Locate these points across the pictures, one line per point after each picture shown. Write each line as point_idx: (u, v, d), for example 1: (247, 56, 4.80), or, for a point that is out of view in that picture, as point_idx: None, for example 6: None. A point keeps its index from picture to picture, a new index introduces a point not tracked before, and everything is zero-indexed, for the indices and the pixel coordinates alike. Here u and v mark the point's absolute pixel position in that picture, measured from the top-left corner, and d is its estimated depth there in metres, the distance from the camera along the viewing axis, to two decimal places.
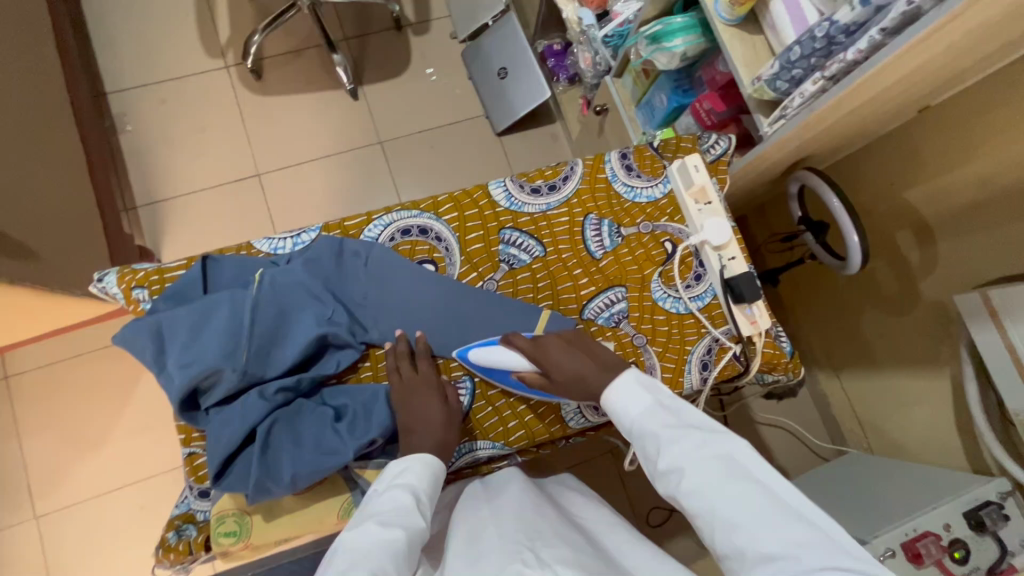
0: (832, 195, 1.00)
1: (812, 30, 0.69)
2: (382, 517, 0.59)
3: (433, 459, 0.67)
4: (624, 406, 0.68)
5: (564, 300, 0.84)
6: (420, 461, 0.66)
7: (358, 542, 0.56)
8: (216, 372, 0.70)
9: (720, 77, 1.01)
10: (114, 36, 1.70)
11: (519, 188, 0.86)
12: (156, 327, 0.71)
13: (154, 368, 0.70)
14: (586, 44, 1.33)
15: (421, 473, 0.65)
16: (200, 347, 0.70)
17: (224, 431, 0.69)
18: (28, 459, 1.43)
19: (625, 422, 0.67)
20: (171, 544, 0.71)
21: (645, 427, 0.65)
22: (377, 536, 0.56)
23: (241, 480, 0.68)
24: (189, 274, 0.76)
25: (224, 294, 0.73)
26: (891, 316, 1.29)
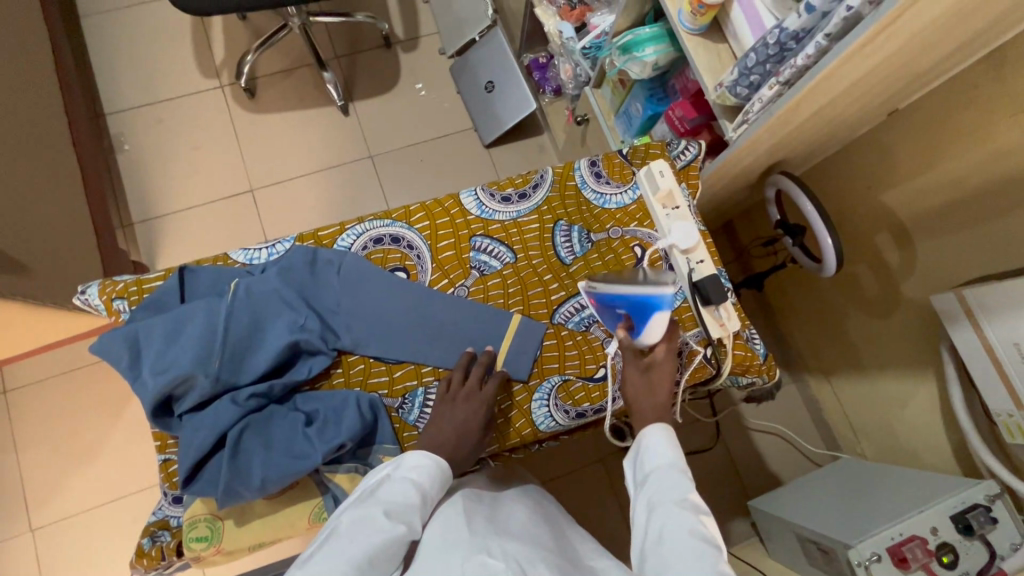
0: (805, 199, 1.01)
1: (765, 37, 0.71)
2: (389, 510, 0.59)
3: (447, 469, 0.67)
4: (654, 450, 0.67)
5: (534, 305, 0.84)
6: (436, 463, 0.66)
7: (356, 531, 0.56)
8: (189, 379, 0.71)
9: (691, 85, 1.03)
10: (113, 60, 1.76)
11: (490, 197, 0.88)
12: (133, 336, 0.73)
13: (129, 375, 0.72)
14: (567, 56, 1.39)
15: (435, 471, 0.66)
16: (174, 354, 0.72)
17: (197, 436, 0.70)
18: (23, 472, 1.46)
19: (644, 466, 0.67)
20: (145, 550, 0.72)
21: (657, 475, 0.65)
22: (381, 523, 0.57)
23: (212, 484, 0.70)
24: (167, 284, 0.78)
25: (199, 303, 0.75)
26: (876, 319, 1.28)
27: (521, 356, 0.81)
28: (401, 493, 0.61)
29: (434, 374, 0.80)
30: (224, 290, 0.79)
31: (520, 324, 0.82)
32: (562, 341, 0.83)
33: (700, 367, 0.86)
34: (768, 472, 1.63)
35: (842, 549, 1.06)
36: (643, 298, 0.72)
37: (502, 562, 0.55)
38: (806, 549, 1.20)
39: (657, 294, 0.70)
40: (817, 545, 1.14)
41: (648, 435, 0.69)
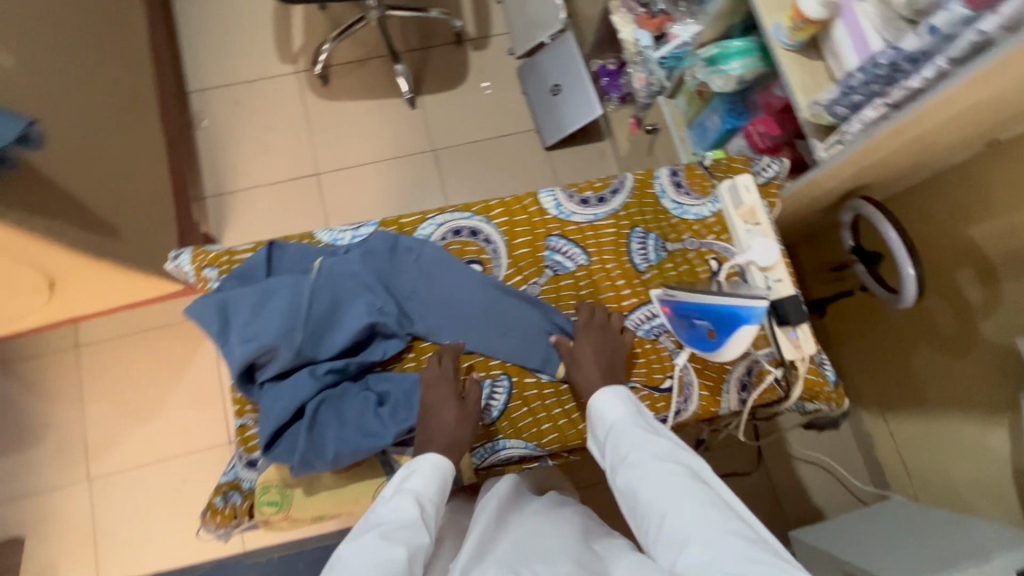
0: (888, 226, 0.98)
1: (876, 57, 0.69)
2: (386, 526, 0.58)
3: (439, 466, 0.66)
4: (607, 408, 0.70)
5: (605, 310, 0.84)
6: (427, 467, 0.65)
7: (356, 556, 0.55)
8: (273, 349, 0.74)
9: (776, 102, 1.00)
10: (200, 40, 1.84)
11: (569, 198, 0.88)
12: (221, 304, 0.76)
13: (217, 340, 0.76)
14: (642, 64, 1.39)
15: (427, 476, 0.65)
16: (260, 324, 0.75)
17: (277, 404, 0.73)
18: (87, 423, 1.54)
19: (603, 423, 0.69)
20: (219, 507, 0.76)
21: (621, 429, 0.67)
22: (379, 545, 0.55)
23: (287, 452, 0.72)
24: (256, 257, 0.81)
25: (288, 278, 0.78)
26: (947, 357, 1.24)
27: None
28: (396, 512, 0.60)
29: (501, 367, 0.82)
30: (308, 268, 0.82)
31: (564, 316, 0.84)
32: (630, 348, 0.83)
33: (769, 389, 0.84)
34: (809, 504, 1.59)
35: None
36: (727, 309, 0.68)
37: None
38: None
39: (746, 306, 0.65)
40: None
41: (597, 401, 0.71)
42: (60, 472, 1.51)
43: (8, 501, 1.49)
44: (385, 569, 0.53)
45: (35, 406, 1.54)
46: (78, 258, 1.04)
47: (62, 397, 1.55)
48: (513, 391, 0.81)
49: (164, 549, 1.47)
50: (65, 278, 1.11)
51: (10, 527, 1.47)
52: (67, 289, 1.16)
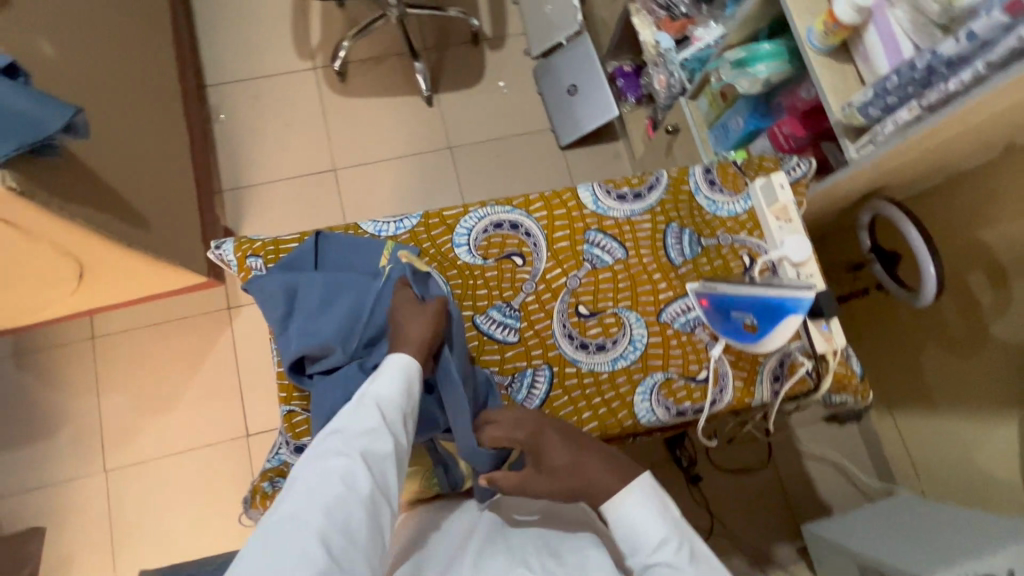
0: (909, 225, 1.02)
1: (912, 61, 0.72)
2: (349, 438, 0.61)
3: (401, 369, 0.67)
4: (637, 525, 0.63)
5: (642, 302, 0.86)
6: (390, 373, 0.67)
7: (320, 465, 0.59)
8: (327, 348, 0.76)
9: (801, 103, 1.04)
10: (217, 34, 1.84)
11: (607, 194, 0.91)
12: (284, 296, 0.79)
13: (278, 330, 0.78)
14: (662, 67, 1.41)
15: (392, 382, 0.66)
16: (319, 322, 0.77)
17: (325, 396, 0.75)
18: (103, 414, 1.54)
19: (632, 540, 0.62)
20: (267, 493, 0.78)
21: (655, 553, 0.61)
22: (336, 461, 0.59)
23: None
24: (303, 248, 0.83)
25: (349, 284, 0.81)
26: (957, 356, 1.27)
27: (626, 349, 0.84)
28: (359, 420, 0.63)
29: (542, 357, 0.84)
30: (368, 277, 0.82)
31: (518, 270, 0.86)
32: (667, 340, 0.85)
33: (800, 380, 0.87)
34: (817, 500, 1.62)
35: None
36: (777, 300, 0.71)
37: None
38: None
39: (795, 297, 0.69)
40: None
41: (626, 519, 0.63)
42: (75, 464, 1.51)
43: (23, 492, 1.48)
44: (350, 481, 0.58)
45: (50, 397, 1.54)
46: (111, 248, 1.04)
47: (77, 389, 1.55)
48: (553, 380, 0.83)
49: (180, 542, 1.47)
50: (95, 268, 1.11)
51: (25, 519, 1.46)
52: (94, 280, 1.16)
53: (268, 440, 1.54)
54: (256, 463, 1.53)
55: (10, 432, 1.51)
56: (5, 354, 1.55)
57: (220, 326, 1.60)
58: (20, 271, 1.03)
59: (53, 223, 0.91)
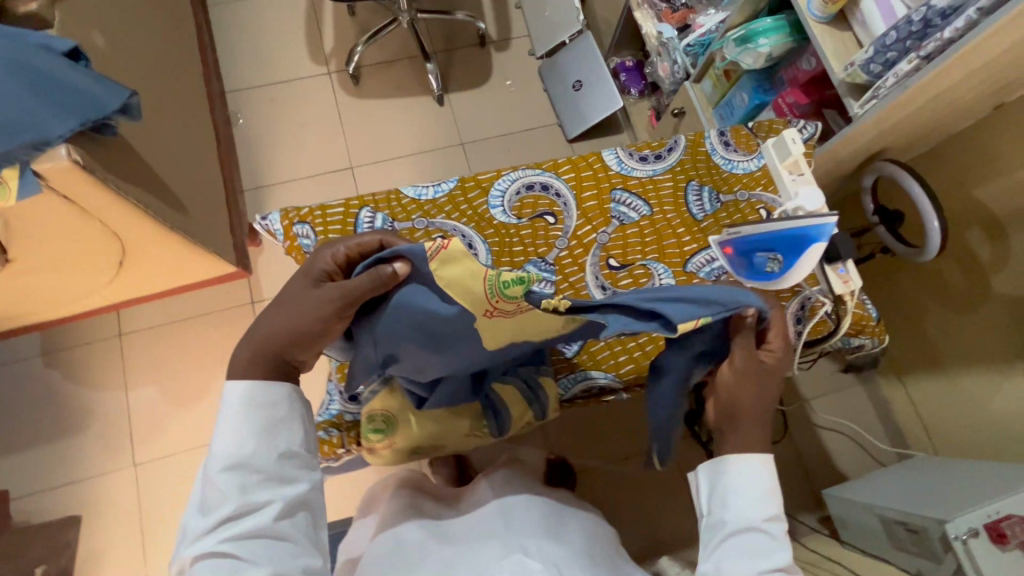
0: (912, 183, 1.08)
1: (909, 15, 0.79)
2: (227, 525, 0.60)
3: (241, 406, 0.62)
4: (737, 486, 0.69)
5: (669, 254, 0.92)
6: (233, 423, 0.62)
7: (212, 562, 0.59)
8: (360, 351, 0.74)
9: (803, 75, 1.11)
10: (234, 43, 1.91)
11: (629, 156, 0.97)
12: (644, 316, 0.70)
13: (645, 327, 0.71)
14: (665, 55, 1.51)
15: (245, 437, 0.62)
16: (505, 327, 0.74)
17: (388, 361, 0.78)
18: (132, 409, 1.56)
19: (738, 501, 0.69)
20: (324, 439, 0.84)
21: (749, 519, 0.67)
22: (224, 542, 0.59)
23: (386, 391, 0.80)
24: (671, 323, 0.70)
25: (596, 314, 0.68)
26: (960, 314, 1.33)
27: None
28: (227, 495, 0.60)
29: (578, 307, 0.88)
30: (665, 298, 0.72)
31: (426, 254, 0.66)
32: None
33: (820, 322, 0.92)
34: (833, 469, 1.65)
35: (935, 525, 1.08)
36: (799, 232, 0.77)
37: (537, 561, 0.73)
38: (890, 531, 1.22)
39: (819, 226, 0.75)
40: (906, 526, 1.17)
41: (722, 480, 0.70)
42: (105, 459, 1.52)
43: (53, 488, 1.49)
44: (247, 563, 0.59)
45: (79, 394, 1.56)
46: (154, 230, 1.09)
47: (105, 385, 1.57)
48: None
49: None
50: (135, 251, 1.15)
51: (55, 515, 1.48)
52: (132, 265, 1.20)
53: None
54: None
55: (39, 429, 1.53)
56: (32, 353, 1.58)
57: (245, 320, 1.64)
58: (66, 255, 1.07)
59: (106, 201, 0.95)
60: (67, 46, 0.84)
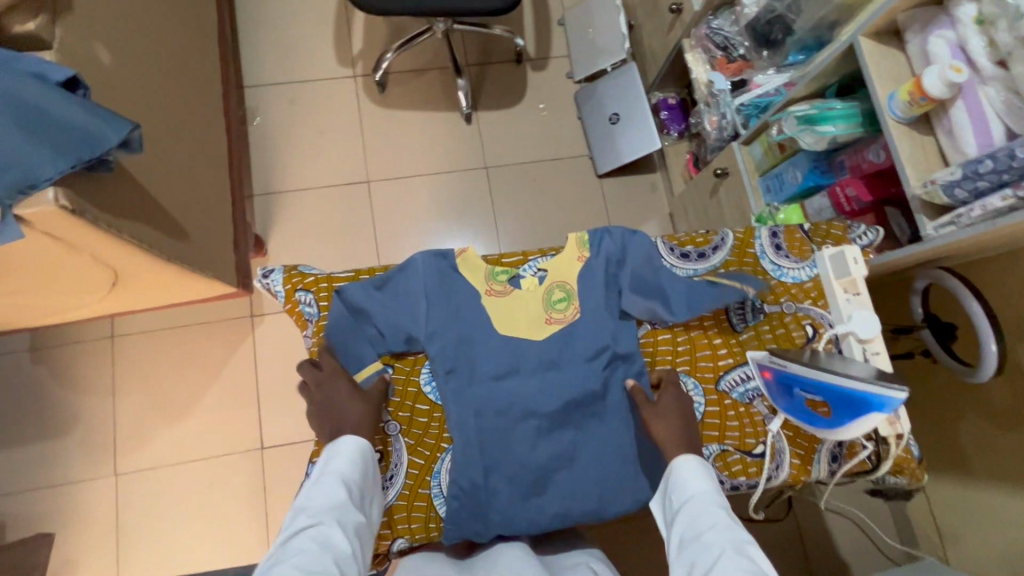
0: (972, 300, 0.98)
1: (1012, 149, 0.71)
2: (303, 515, 0.64)
3: (348, 445, 0.72)
4: (688, 482, 0.68)
5: (701, 368, 0.86)
6: (343, 452, 0.71)
7: (340, 462, 0.70)
8: (495, 456, 0.79)
9: (867, 165, 1.02)
10: (257, 35, 1.81)
11: (670, 250, 0.89)
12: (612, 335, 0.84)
13: (600, 336, 0.84)
14: (714, 107, 1.41)
15: (322, 503, 0.65)
16: (527, 389, 0.82)
17: (462, 435, 0.79)
18: (116, 417, 1.51)
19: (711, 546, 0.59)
20: None
21: (699, 506, 0.65)
22: (327, 497, 0.66)
23: (514, 452, 0.79)
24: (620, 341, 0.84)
25: (555, 281, 0.86)
26: (994, 426, 1.13)
27: None
28: (328, 490, 0.67)
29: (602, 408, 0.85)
30: (647, 282, 0.85)
31: (462, 395, 0.81)
32: (724, 410, 0.84)
33: (858, 461, 0.84)
34: (834, 556, 1.56)
35: None
36: (863, 396, 0.67)
37: None
38: None
39: (885, 395, 0.65)
40: None
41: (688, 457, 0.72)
42: (85, 465, 1.47)
43: (31, 490, 1.45)
44: (335, 507, 0.65)
45: (64, 394, 1.51)
46: (148, 260, 1.01)
47: (93, 389, 1.52)
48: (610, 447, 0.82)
49: (184, 554, 1.44)
50: (128, 277, 1.07)
51: (29, 518, 1.43)
52: (126, 285, 1.12)
53: (282, 455, 1.51)
54: (268, 480, 1.49)
55: (22, 427, 1.49)
56: (21, 347, 1.52)
57: (241, 334, 1.57)
58: (52, 278, 1.00)
59: (95, 237, 0.87)
60: (64, 75, 0.76)
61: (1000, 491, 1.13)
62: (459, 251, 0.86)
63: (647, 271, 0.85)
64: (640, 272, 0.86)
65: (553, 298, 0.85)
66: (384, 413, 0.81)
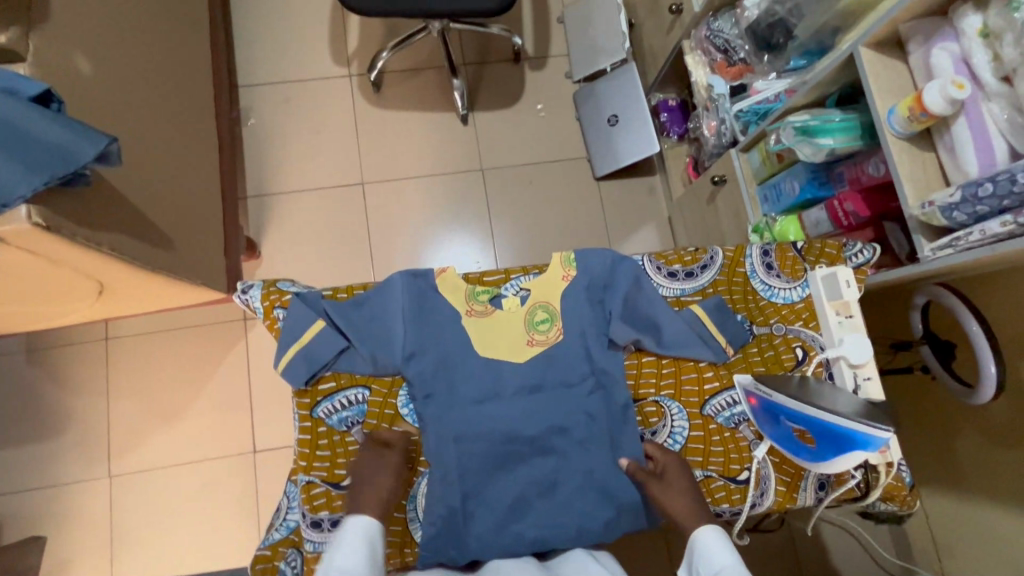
0: (971, 320, 0.95)
1: (1014, 173, 0.68)
2: None
3: (356, 535, 0.66)
4: (709, 554, 0.64)
5: (686, 391, 0.84)
6: (350, 543, 0.65)
7: (345, 554, 0.63)
8: (474, 480, 0.79)
9: (867, 179, 0.98)
10: (251, 34, 1.79)
11: (657, 270, 0.87)
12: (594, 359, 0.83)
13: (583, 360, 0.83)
14: (712, 112, 1.37)
15: None
16: (508, 413, 0.81)
17: (441, 461, 0.79)
18: (110, 419, 1.51)
19: None
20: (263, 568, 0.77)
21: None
22: None
23: (493, 478, 0.79)
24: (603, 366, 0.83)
25: (537, 301, 0.85)
26: (990, 438, 1.10)
27: (665, 441, 0.83)
28: None
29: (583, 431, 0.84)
30: (632, 304, 0.83)
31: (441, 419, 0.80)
32: (709, 435, 0.82)
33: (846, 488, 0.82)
34: (828, 567, 1.54)
35: None
36: (848, 432, 0.65)
37: None
38: None
39: (870, 433, 0.63)
40: None
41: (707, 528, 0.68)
42: (80, 467, 1.48)
43: (27, 490, 1.47)
44: None
45: (59, 396, 1.52)
46: (131, 271, 1.00)
47: (88, 390, 1.52)
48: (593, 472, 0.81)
49: (177, 556, 1.45)
50: (113, 287, 1.07)
51: (26, 517, 1.45)
52: (112, 294, 1.12)
53: (275, 459, 1.51)
54: (260, 483, 1.50)
55: (19, 428, 1.50)
56: (17, 348, 1.53)
57: (234, 338, 1.57)
58: (36, 288, 0.99)
59: (72, 251, 0.86)
60: (36, 89, 0.75)
61: (998, 514, 1.11)
62: (439, 271, 0.85)
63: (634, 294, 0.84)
64: (626, 294, 0.84)
65: (535, 319, 0.84)
66: (360, 434, 0.81)
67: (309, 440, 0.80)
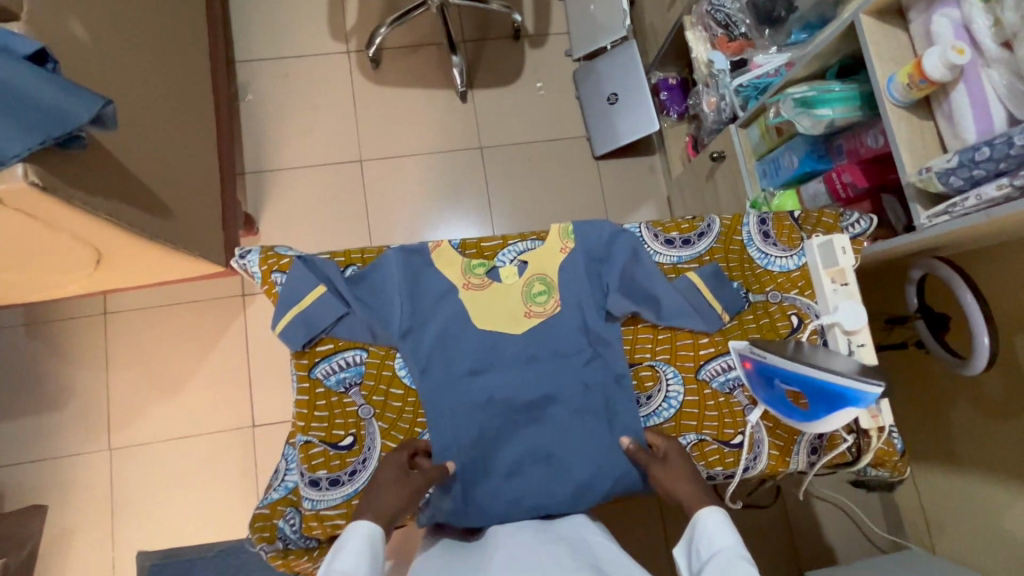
0: (965, 292, 0.96)
1: (1010, 136, 0.68)
2: None
3: (359, 539, 0.61)
4: (713, 535, 0.61)
5: (682, 356, 0.85)
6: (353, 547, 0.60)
7: (348, 556, 0.59)
8: (473, 446, 0.79)
9: (865, 151, 0.98)
10: (249, 8, 1.77)
11: (654, 237, 0.88)
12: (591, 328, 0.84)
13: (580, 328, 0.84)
14: (712, 88, 1.37)
15: None
16: (508, 381, 0.82)
17: (441, 426, 0.80)
18: (110, 392, 1.52)
19: None
20: (262, 528, 0.78)
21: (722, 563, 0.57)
22: None
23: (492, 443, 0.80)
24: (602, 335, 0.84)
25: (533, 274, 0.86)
26: (984, 415, 1.11)
27: (660, 406, 0.84)
28: None
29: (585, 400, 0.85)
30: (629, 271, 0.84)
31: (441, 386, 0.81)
32: (703, 400, 0.83)
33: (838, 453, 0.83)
34: (821, 543, 1.56)
35: None
36: (840, 390, 0.66)
37: None
38: None
39: (860, 389, 0.64)
40: None
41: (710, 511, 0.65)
42: (80, 439, 1.50)
43: (28, 462, 1.48)
44: None
45: (59, 369, 1.52)
46: (129, 238, 1.00)
47: (87, 364, 1.53)
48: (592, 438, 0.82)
49: (177, 527, 1.47)
50: (111, 255, 1.07)
51: (27, 488, 1.46)
52: (110, 264, 1.12)
53: (273, 433, 1.52)
54: (258, 457, 1.51)
55: (19, 400, 1.51)
56: (16, 321, 1.53)
57: (233, 313, 1.57)
58: (34, 255, 0.99)
59: (69, 215, 0.86)
60: (30, 48, 0.74)
61: (988, 486, 1.12)
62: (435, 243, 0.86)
63: (631, 263, 0.84)
64: (623, 262, 0.84)
65: (533, 291, 0.85)
66: (359, 397, 0.81)
67: (307, 402, 0.81)
